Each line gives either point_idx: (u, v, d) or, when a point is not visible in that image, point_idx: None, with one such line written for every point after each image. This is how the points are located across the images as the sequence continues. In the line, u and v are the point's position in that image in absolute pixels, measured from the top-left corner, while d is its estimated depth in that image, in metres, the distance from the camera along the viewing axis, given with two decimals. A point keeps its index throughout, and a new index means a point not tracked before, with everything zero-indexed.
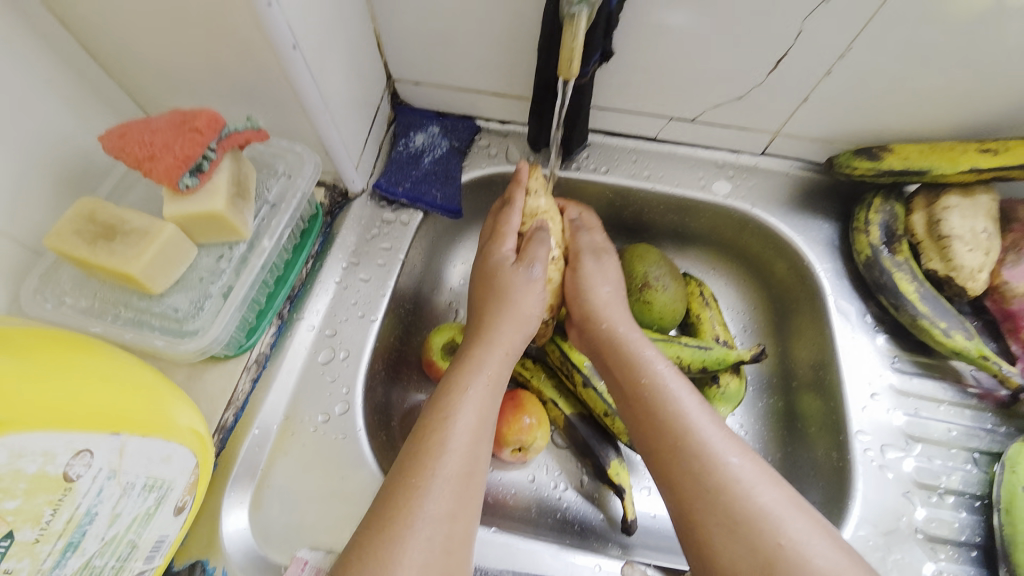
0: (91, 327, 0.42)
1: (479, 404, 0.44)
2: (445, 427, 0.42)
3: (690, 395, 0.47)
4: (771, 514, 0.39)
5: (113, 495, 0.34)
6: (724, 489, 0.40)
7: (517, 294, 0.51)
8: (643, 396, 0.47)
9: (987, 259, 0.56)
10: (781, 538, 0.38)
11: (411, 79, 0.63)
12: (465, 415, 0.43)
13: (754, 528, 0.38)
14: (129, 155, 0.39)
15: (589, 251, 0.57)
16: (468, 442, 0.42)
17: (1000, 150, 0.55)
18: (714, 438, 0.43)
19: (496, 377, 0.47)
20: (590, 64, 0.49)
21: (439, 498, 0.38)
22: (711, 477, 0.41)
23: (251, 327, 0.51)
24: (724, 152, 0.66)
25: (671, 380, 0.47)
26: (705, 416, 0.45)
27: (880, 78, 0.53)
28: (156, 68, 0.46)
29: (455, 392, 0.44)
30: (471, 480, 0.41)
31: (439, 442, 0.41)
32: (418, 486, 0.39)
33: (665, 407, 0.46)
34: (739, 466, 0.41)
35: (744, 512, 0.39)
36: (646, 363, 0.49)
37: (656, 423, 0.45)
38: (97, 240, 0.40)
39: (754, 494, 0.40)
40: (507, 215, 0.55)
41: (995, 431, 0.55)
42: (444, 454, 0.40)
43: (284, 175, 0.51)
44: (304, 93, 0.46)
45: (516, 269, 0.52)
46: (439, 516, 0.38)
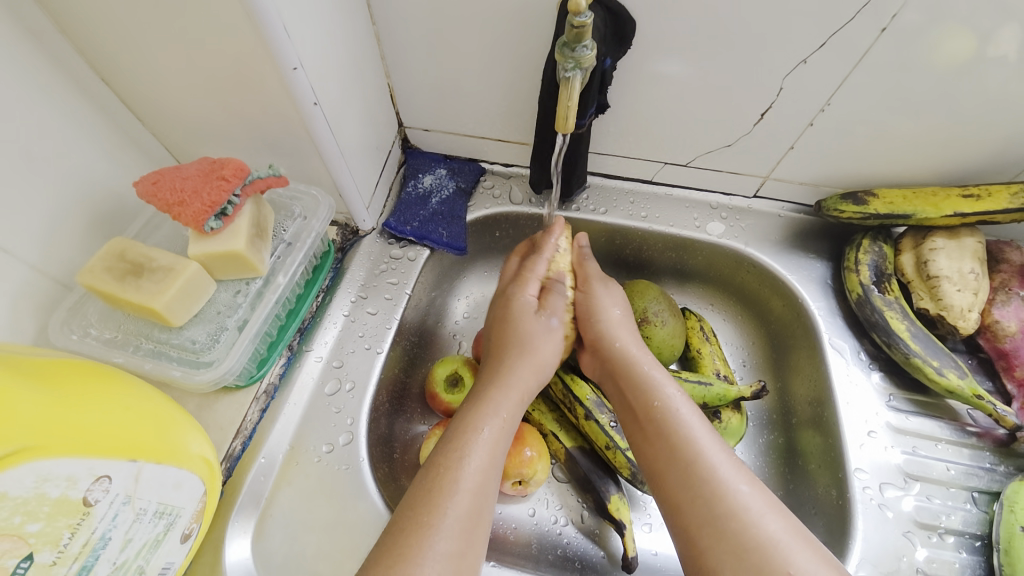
0: (113, 358, 0.44)
1: (492, 445, 0.44)
2: (457, 465, 0.42)
3: (698, 421, 0.46)
4: (780, 544, 0.38)
5: (126, 520, 0.36)
6: (733, 517, 0.39)
7: (538, 340, 0.53)
8: (654, 420, 0.46)
9: (976, 300, 0.57)
10: (792, 568, 0.37)
11: (420, 126, 0.67)
12: (477, 455, 0.43)
13: (764, 559, 0.37)
14: (160, 200, 0.43)
15: (599, 278, 0.58)
16: (480, 482, 0.42)
17: (982, 195, 0.57)
18: (722, 464, 0.42)
19: (510, 419, 0.47)
20: (586, 116, 0.53)
21: (449, 536, 0.38)
22: (721, 504, 0.40)
23: (262, 358, 0.54)
24: (717, 195, 0.69)
25: (680, 406, 0.46)
26: (714, 443, 0.44)
27: (860, 127, 0.56)
28: (188, 120, 0.50)
29: (468, 431, 0.44)
30: (479, 520, 0.40)
31: (452, 480, 0.41)
32: (428, 522, 0.38)
33: (674, 432, 0.45)
34: (749, 495, 0.40)
35: (754, 540, 0.38)
36: (656, 388, 0.48)
37: (665, 449, 0.44)
38: (125, 276, 0.43)
39: (763, 522, 0.39)
40: (533, 262, 0.58)
41: (994, 469, 0.55)
42: (455, 492, 0.40)
43: (300, 216, 0.55)
44: (322, 143, 0.50)
45: (539, 318, 0.55)
46: (448, 554, 0.37)
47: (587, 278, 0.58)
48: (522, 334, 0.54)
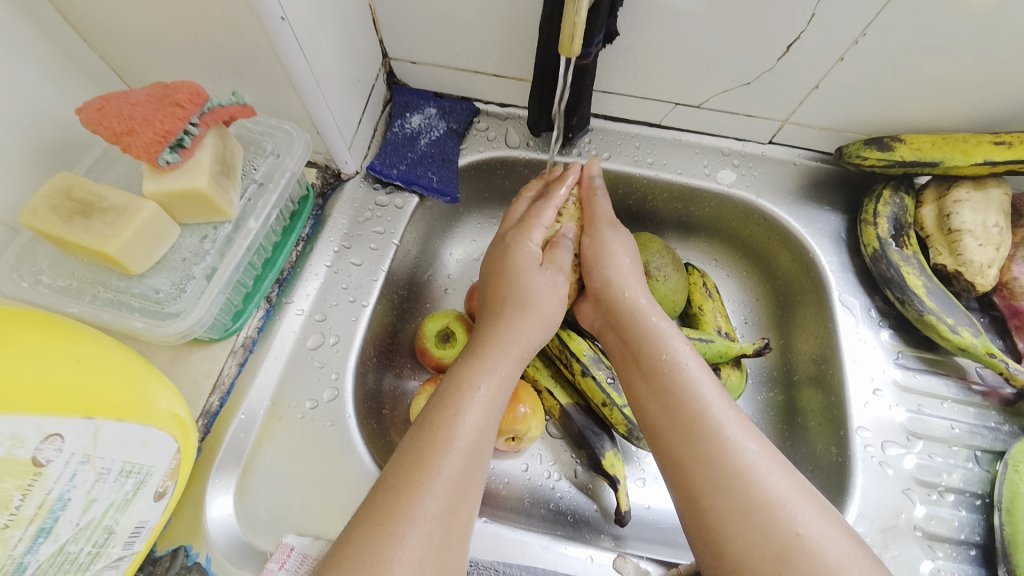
0: (68, 307, 0.40)
1: (488, 403, 0.41)
2: (450, 422, 0.39)
3: (704, 376, 0.43)
4: (787, 504, 0.36)
5: (87, 481, 0.33)
6: (740, 476, 0.37)
7: (540, 297, 0.49)
8: (655, 384, 0.43)
9: (998, 255, 0.54)
10: (798, 528, 0.35)
11: (407, 57, 0.60)
12: (472, 411, 0.40)
13: (771, 518, 0.36)
14: (106, 129, 0.37)
15: (608, 222, 0.53)
16: (476, 438, 0.39)
17: (1014, 143, 0.53)
18: (729, 422, 0.40)
19: (509, 376, 0.44)
20: (592, 45, 0.48)
21: (440, 495, 0.36)
22: (728, 463, 0.38)
23: (238, 310, 0.50)
24: (730, 140, 0.64)
25: (686, 363, 0.44)
26: (721, 401, 0.41)
27: (895, 66, 0.51)
28: (138, 39, 0.44)
29: (465, 389, 0.41)
30: (473, 477, 0.38)
31: (443, 437, 0.38)
32: (421, 479, 0.36)
33: (679, 389, 0.42)
34: (756, 454, 0.38)
35: (760, 500, 0.36)
36: (661, 344, 0.45)
37: (670, 411, 0.42)
38: (73, 217, 0.38)
39: (770, 482, 0.37)
40: (541, 210, 0.53)
41: (999, 429, 0.54)
42: (448, 451, 0.38)
43: (272, 153, 0.49)
44: (294, 68, 0.44)
45: (546, 270, 0.50)
46: (438, 513, 0.35)
47: (597, 220, 0.53)
48: (524, 289, 0.49)
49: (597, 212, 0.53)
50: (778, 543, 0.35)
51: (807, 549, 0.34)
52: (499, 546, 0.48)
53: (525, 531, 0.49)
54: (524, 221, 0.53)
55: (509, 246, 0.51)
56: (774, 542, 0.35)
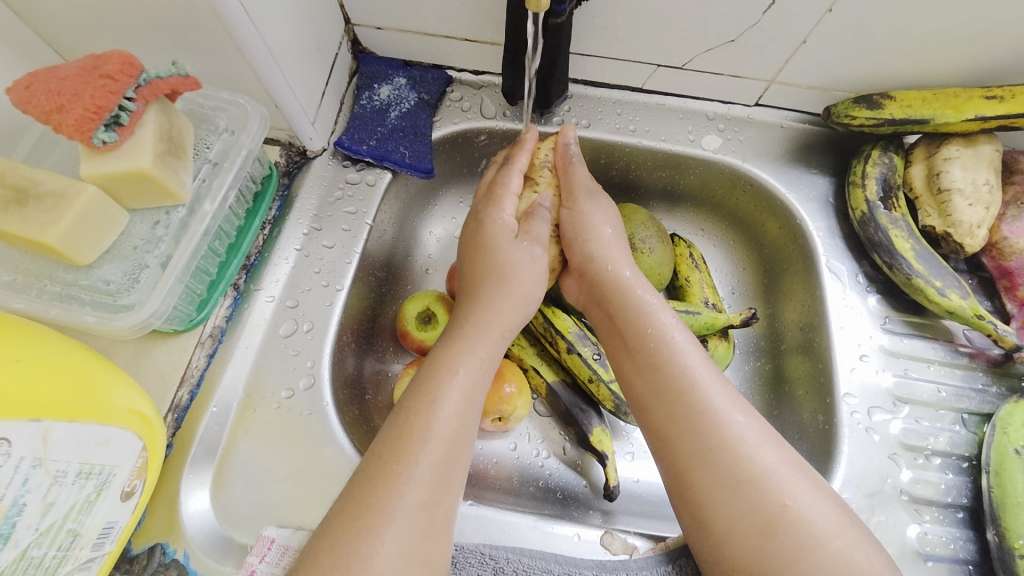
0: (13, 303, 0.37)
1: (469, 387, 0.40)
2: (429, 409, 0.38)
3: (693, 349, 0.41)
4: (775, 475, 0.36)
5: (42, 485, 0.31)
6: (730, 449, 0.36)
7: (520, 273, 0.46)
8: (642, 355, 0.42)
9: (987, 215, 0.53)
10: (785, 499, 0.35)
11: (371, 23, 0.56)
12: (451, 397, 0.39)
13: (758, 490, 0.35)
14: (36, 107, 0.35)
15: (586, 193, 0.50)
16: (457, 425, 0.38)
17: (1006, 97, 0.51)
18: (717, 394, 0.39)
19: (489, 357, 0.42)
20: (565, 1, 0.46)
21: (420, 484, 0.35)
22: (716, 436, 0.37)
23: (202, 300, 0.48)
24: (715, 104, 0.61)
25: (674, 335, 0.42)
26: (709, 373, 0.40)
27: (886, 17, 0.48)
28: (66, 5, 0.40)
29: (443, 373, 0.40)
30: (456, 465, 0.37)
31: (423, 426, 0.37)
32: (400, 470, 0.35)
33: (666, 361, 0.41)
34: (745, 426, 0.37)
35: (749, 473, 0.36)
36: (649, 315, 0.43)
37: (657, 383, 0.40)
38: (7, 205, 0.35)
39: (759, 454, 0.36)
40: (506, 176, 0.51)
41: (986, 390, 0.54)
42: (428, 440, 0.36)
43: (226, 130, 0.46)
44: (242, 36, 0.41)
45: (522, 244, 0.47)
46: (418, 503, 0.34)
47: (570, 192, 0.50)
48: (500, 265, 0.46)
49: (574, 182, 0.50)
50: (766, 516, 0.35)
51: (794, 521, 0.34)
52: (485, 528, 0.47)
53: (511, 512, 0.49)
54: (491, 193, 0.51)
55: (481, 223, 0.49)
56: (763, 514, 0.35)
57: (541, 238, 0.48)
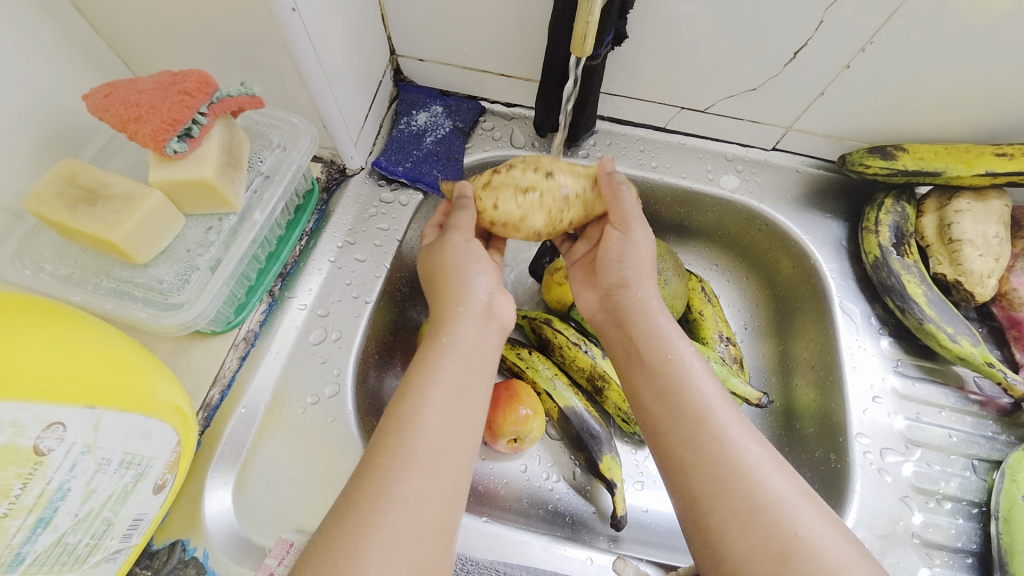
0: (70, 296, 0.40)
1: (452, 379, 0.40)
2: (413, 402, 0.39)
3: (708, 377, 0.43)
4: (788, 504, 0.36)
5: (87, 471, 0.33)
6: (742, 477, 0.37)
7: (445, 256, 0.48)
8: (658, 380, 0.43)
9: (997, 266, 0.55)
10: (798, 529, 0.35)
11: (415, 54, 0.60)
12: (434, 388, 0.40)
13: (772, 518, 0.36)
14: (113, 116, 0.37)
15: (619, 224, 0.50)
16: (440, 418, 0.38)
17: (1016, 155, 0.53)
18: (730, 424, 0.40)
19: (467, 347, 0.43)
20: (603, 45, 0.49)
21: (405, 477, 0.35)
22: (730, 464, 0.38)
23: (240, 303, 0.50)
24: (734, 146, 0.64)
25: (688, 364, 0.43)
26: (724, 401, 0.41)
27: (899, 76, 0.51)
28: (147, 27, 0.43)
29: (423, 367, 0.41)
30: (444, 457, 0.37)
31: (403, 417, 0.38)
32: (383, 463, 0.36)
33: (681, 387, 0.42)
34: (758, 455, 0.38)
35: (762, 500, 0.36)
36: (666, 344, 0.45)
37: (672, 408, 0.41)
38: (77, 204, 0.38)
39: (771, 482, 0.37)
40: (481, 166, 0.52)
41: (996, 438, 0.54)
42: (406, 429, 0.37)
43: (279, 146, 0.49)
44: (303, 62, 0.44)
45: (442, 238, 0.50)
46: (407, 497, 0.35)
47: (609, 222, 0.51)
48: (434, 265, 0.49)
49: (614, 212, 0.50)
50: (778, 545, 0.35)
51: (808, 551, 0.34)
52: (500, 545, 0.48)
53: (524, 531, 0.49)
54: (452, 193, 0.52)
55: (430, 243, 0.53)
56: (775, 543, 0.35)
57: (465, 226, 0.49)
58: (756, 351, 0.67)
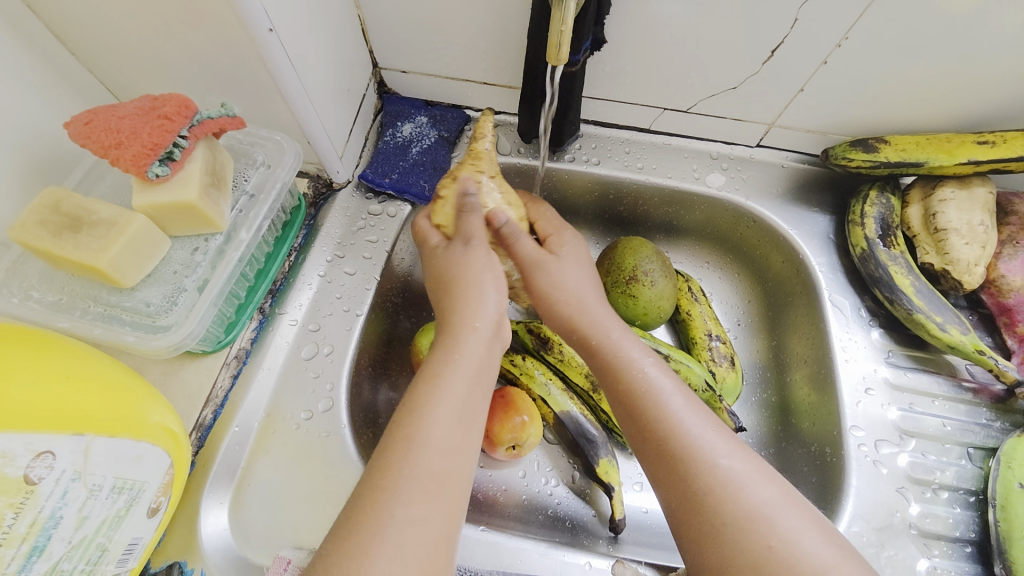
0: (58, 323, 0.40)
1: (457, 400, 0.39)
2: (415, 423, 0.38)
3: (676, 392, 0.42)
4: (763, 515, 0.36)
5: (79, 498, 0.33)
6: (711, 492, 0.37)
7: (466, 271, 0.45)
8: (627, 400, 0.43)
9: (984, 253, 0.55)
10: (770, 539, 0.35)
11: (397, 67, 0.61)
12: (438, 407, 0.38)
13: (743, 531, 0.35)
14: (94, 142, 0.37)
15: (533, 263, 0.48)
16: (445, 437, 0.37)
17: (998, 142, 0.54)
18: (701, 436, 0.39)
19: (471, 362, 0.41)
20: (580, 51, 0.49)
21: (409, 501, 0.35)
22: (699, 481, 0.37)
23: (230, 322, 0.50)
24: (719, 144, 0.65)
25: (655, 380, 0.42)
26: (693, 413, 0.41)
27: (876, 69, 0.52)
28: (127, 52, 0.44)
29: (427, 383, 0.40)
30: (447, 479, 0.36)
31: (407, 440, 0.37)
32: (388, 487, 0.35)
33: (650, 404, 0.41)
34: (730, 468, 0.38)
35: (733, 514, 0.36)
36: (628, 363, 0.44)
37: (642, 424, 0.41)
38: (61, 231, 0.38)
39: (745, 495, 0.37)
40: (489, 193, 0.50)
41: (991, 425, 0.55)
42: (412, 451, 0.36)
43: (263, 164, 0.49)
44: (283, 79, 0.45)
45: (453, 245, 0.47)
46: (409, 520, 0.34)
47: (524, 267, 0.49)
48: (446, 269, 0.47)
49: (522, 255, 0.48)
50: (750, 556, 0.35)
51: (782, 561, 0.34)
52: (498, 554, 0.48)
53: (523, 538, 0.49)
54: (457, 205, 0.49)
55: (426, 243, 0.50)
56: (748, 555, 0.35)
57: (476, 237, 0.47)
58: (749, 347, 0.67)
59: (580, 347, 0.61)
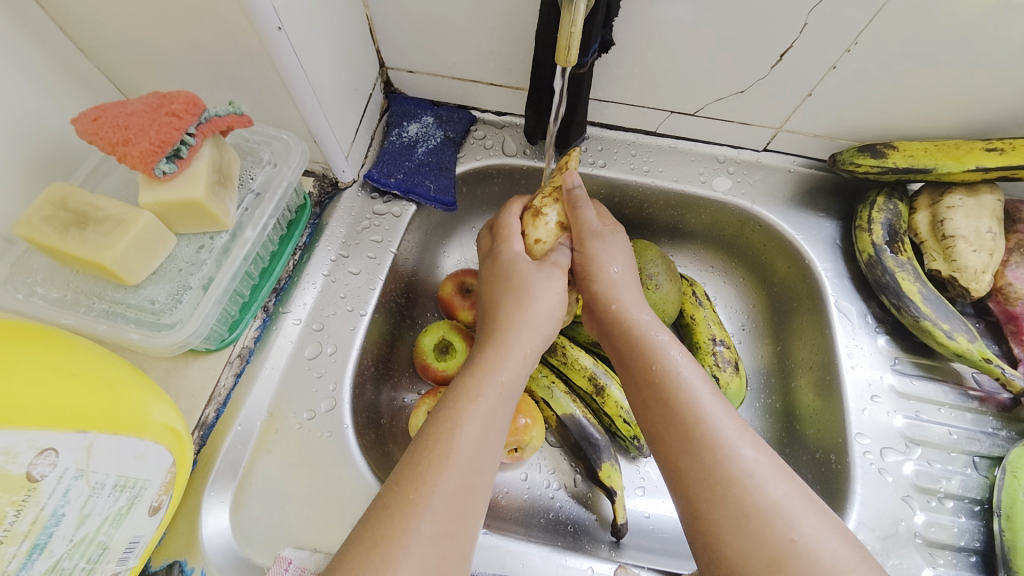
0: (62, 319, 0.40)
1: (488, 415, 0.39)
2: (449, 437, 0.37)
3: (703, 383, 0.42)
4: (784, 509, 0.35)
5: (81, 496, 0.33)
6: (736, 482, 0.36)
7: (540, 293, 0.47)
8: (652, 385, 0.42)
9: (991, 260, 0.54)
10: (793, 534, 0.34)
11: (404, 66, 0.61)
12: (471, 425, 0.38)
13: (766, 525, 0.35)
14: (102, 139, 0.37)
15: (594, 233, 0.49)
16: (476, 451, 0.37)
17: (1007, 149, 0.53)
18: (726, 428, 0.39)
19: (511, 383, 0.42)
20: (589, 53, 0.49)
21: (435, 516, 0.34)
22: (722, 469, 0.37)
23: (234, 320, 0.50)
24: (725, 148, 0.64)
25: (683, 370, 0.42)
26: (718, 406, 0.40)
27: (885, 74, 0.51)
28: (135, 48, 0.44)
29: (464, 398, 0.40)
30: (471, 495, 0.36)
31: (441, 454, 0.36)
32: (417, 500, 0.34)
33: (677, 392, 0.41)
34: (754, 460, 0.37)
35: (757, 506, 0.35)
36: (657, 349, 0.44)
37: (665, 412, 0.41)
38: (67, 227, 0.38)
39: (767, 488, 0.36)
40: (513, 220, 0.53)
41: (996, 434, 0.54)
42: (446, 468, 0.36)
43: (269, 163, 0.49)
44: (291, 78, 0.44)
45: (534, 266, 0.49)
46: (434, 536, 0.33)
47: (581, 236, 0.50)
48: (520, 282, 0.48)
49: (584, 227, 0.50)
50: (772, 550, 0.34)
51: (803, 556, 0.33)
52: (499, 557, 0.48)
53: (524, 542, 0.49)
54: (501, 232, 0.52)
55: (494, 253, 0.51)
56: (770, 548, 0.34)
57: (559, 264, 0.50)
58: (753, 352, 0.67)
59: (583, 350, 0.61)
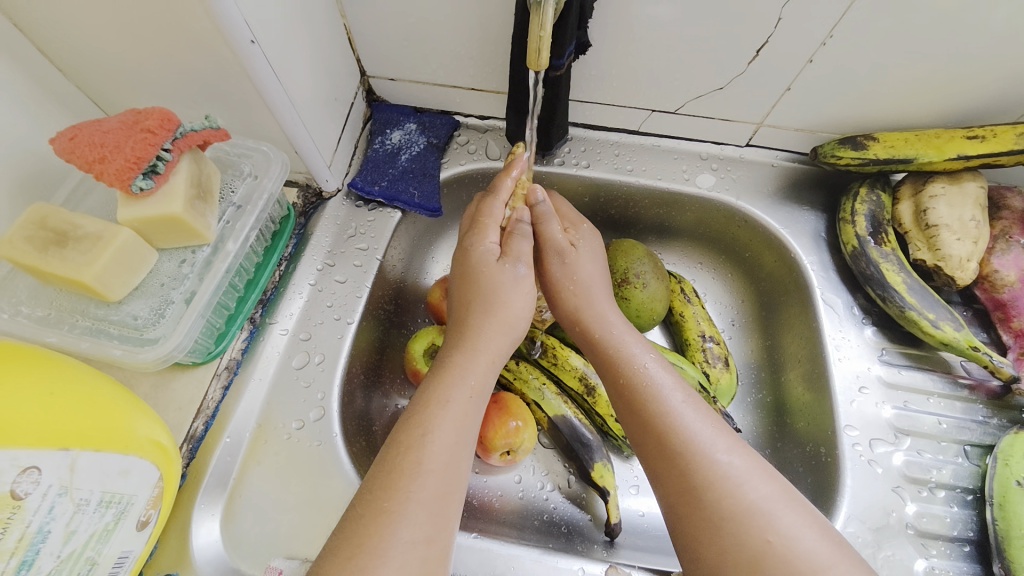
0: (46, 338, 0.40)
1: (461, 419, 0.39)
2: (421, 445, 0.37)
3: (677, 389, 0.42)
4: (762, 511, 0.35)
5: (66, 512, 0.33)
6: (712, 486, 0.36)
7: (507, 293, 0.46)
8: (627, 396, 0.42)
9: (976, 248, 0.54)
10: (769, 535, 0.34)
11: (385, 74, 0.61)
12: (443, 430, 0.38)
13: (742, 527, 0.35)
14: (79, 157, 0.38)
15: (555, 250, 0.50)
16: (448, 459, 0.37)
17: (987, 137, 0.54)
18: (700, 433, 0.39)
19: (482, 387, 0.42)
20: (564, 55, 0.49)
21: (413, 523, 0.34)
22: (698, 473, 0.37)
23: (220, 333, 0.50)
24: (708, 145, 0.65)
25: (656, 377, 0.42)
26: (692, 410, 0.40)
27: (862, 66, 0.52)
28: (113, 66, 0.44)
29: (435, 405, 0.39)
30: (450, 499, 0.37)
31: (414, 461, 0.36)
32: (391, 508, 0.34)
33: (649, 402, 0.41)
34: (728, 464, 0.37)
35: (733, 509, 0.35)
36: (629, 360, 0.44)
37: (639, 422, 0.41)
38: (47, 246, 0.38)
39: (744, 490, 0.36)
40: (489, 206, 0.51)
41: (987, 422, 0.54)
42: (419, 475, 0.36)
43: (250, 175, 0.50)
44: (268, 90, 0.45)
45: (505, 266, 0.47)
46: (414, 540, 0.34)
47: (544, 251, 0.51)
48: (489, 290, 0.46)
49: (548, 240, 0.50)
50: (751, 552, 0.34)
51: (780, 557, 0.33)
52: (490, 561, 0.48)
53: (516, 545, 0.49)
54: (477, 222, 0.51)
55: (465, 245, 0.50)
56: (748, 551, 0.34)
57: (523, 257, 0.48)
58: (743, 347, 0.67)
59: (573, 351, 0.61)
